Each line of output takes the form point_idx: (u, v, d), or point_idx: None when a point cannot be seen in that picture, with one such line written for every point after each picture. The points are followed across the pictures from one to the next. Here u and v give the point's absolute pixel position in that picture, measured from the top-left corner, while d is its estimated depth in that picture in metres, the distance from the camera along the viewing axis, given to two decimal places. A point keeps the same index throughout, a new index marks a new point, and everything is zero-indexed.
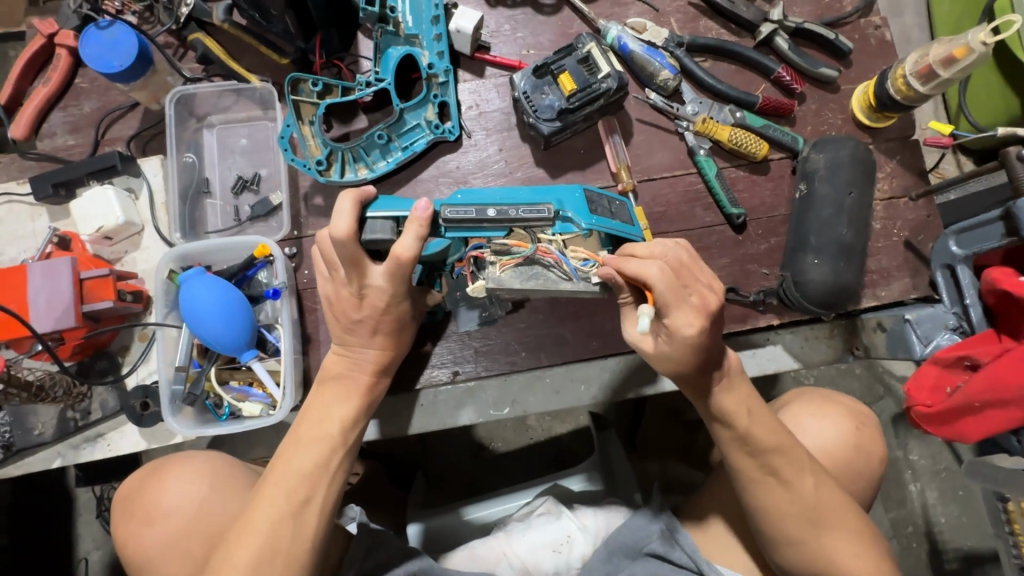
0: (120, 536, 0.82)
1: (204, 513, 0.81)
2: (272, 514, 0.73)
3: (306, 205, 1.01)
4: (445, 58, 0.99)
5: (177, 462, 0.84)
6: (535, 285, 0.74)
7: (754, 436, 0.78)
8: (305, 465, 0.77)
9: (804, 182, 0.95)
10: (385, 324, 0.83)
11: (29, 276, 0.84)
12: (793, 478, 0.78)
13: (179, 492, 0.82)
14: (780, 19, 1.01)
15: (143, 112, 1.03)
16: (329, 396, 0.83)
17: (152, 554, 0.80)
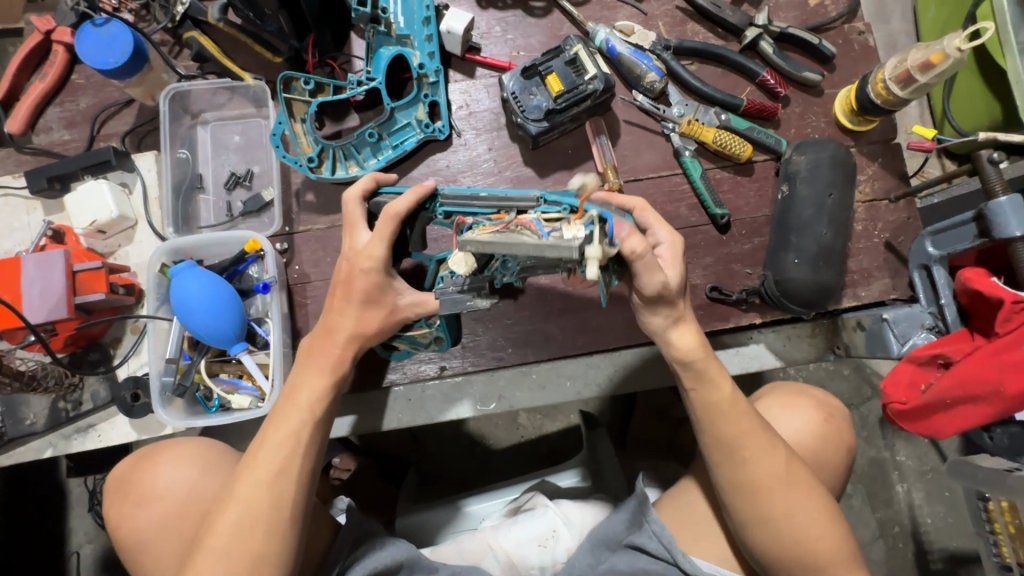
0: (110, 519, 0.84)
1: (196, 497, 0.82)
2: (252, 488, 0.74)
3: (298, 201, 1.02)
4: (436, 58, 1.01)
5: (175, 447, 0.86)
6: (501, 245, 0.64)
7: (725, 421, 0.84)
8: (282, 438, 0.77)
9: (785, 184, 0.97)
10: (356, 295, 0.81)
11: (23, 267, 0.85)
12: (765, 460, 0.82)
13: (172, 475, 0.84)
14: (765, 23, 1.04)
15: (138, 108, 1.05)
16: (300, 372, 0.82)
17: (143, 536, 0.82)
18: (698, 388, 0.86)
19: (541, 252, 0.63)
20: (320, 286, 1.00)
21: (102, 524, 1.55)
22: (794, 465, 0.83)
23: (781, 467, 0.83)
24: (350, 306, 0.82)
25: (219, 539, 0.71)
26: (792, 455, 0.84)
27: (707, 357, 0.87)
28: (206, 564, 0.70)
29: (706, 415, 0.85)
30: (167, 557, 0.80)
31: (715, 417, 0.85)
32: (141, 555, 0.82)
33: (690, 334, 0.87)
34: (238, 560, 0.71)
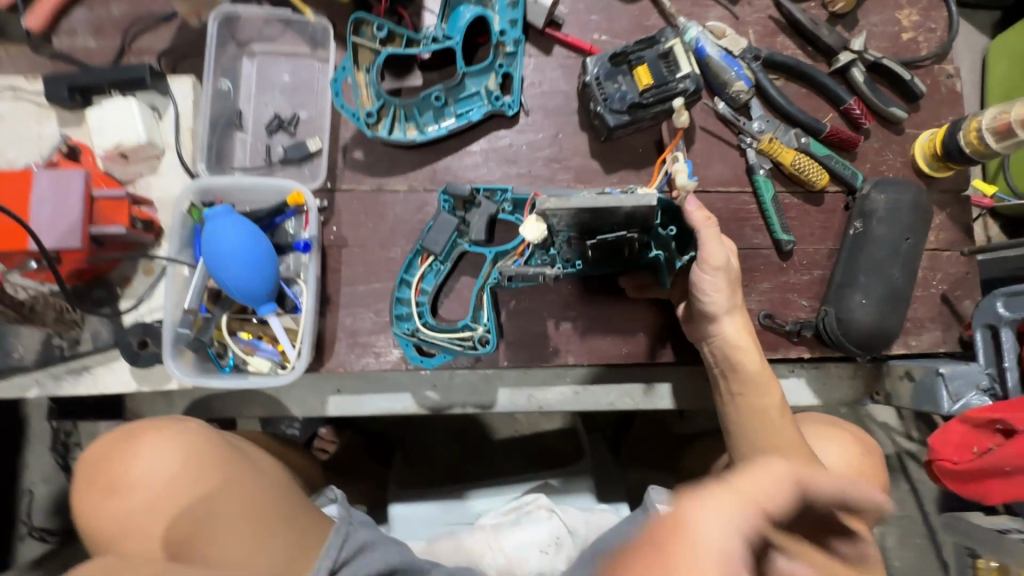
0: (83, 500, 0.78)
1: (165, 489, 0.76)
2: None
3: (344, 157, 0.94)
4: (518, 26, 0.93)
5: (150, 432, 0.80)
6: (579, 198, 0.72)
7: (768, 423, 0.81)
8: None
9: (860, 220, 0.94)
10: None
11: (35, 184, 0.75)
12: (798, 472, 0.77)
13: (150, 463, 0.77)
14: (861, 49, 0.99)
15: (179, 26, 0.94)
16: None
17: (109, 526, 0.76)
18: (744, 392, 0.84)
19: (622, 201, 0.72)
20: (357, 253, 0.92)
21: (61, 466, 1.46)
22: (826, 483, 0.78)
23: None
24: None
25: None
26: (825, 472, 0.78)
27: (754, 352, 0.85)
28: None
29: (751, 414, 0.83)
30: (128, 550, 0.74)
31: (756, 415, 0.82)
32: (101, 537, 0.76)
33: (749, 339, 0.84)
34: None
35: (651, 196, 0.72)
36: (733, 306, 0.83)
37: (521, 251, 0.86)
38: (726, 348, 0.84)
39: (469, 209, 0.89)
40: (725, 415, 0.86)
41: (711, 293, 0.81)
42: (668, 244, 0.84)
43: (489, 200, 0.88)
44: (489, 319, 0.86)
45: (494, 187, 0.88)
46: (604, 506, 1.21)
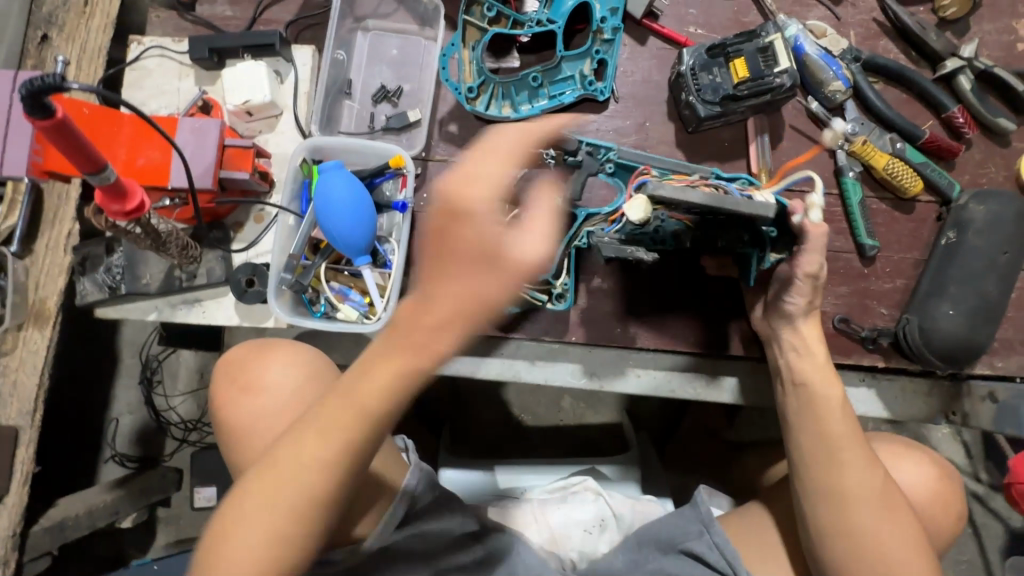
0: (217, 397, 0.84)
1: (293, 400, 0.81)
2: (298, 449, 0.64)
3: (440, 130, 1.00)
4: (618, 14, 0.96)
5: (279, 348, 0.86)
6: (700, 196, 0.67)
7: (826, 419, 0.79)
8: (337, 413, 0.64)
9: (954, 230, 0.91)
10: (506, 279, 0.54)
11: (178, 128, 0.85)
12: (858, 471, 0.76)
13: (278, 376, 0.83)
14: (970, 57, 0.96)
15: (304, 0, 1.03)
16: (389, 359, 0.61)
17: (235, 424, 0.82)
18: (807, 382, 0.81)
19: (741, 207, 0.68)
20: None
21: (144, 400, 1.59)
22: (888, 485, 0.76)
23: (875, 483, 0.76)
24: (450, 278, 0.54)
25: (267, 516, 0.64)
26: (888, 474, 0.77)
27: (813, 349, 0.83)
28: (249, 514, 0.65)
29: (804, 409, 0.80)
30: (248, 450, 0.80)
31: (818, 409, 0.80)
32: (233, 431, 0.82)
33: (820, 344, 0.83)
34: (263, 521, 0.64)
35: (769, 207, 0.69)
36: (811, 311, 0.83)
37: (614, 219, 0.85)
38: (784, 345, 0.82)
39: (569, 164, 0.87)
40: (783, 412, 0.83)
41: (794, 300, 0.82)
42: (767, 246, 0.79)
43: (591, 157, 0.87)
44: (570, 280, 0.94)
45: (599, 144, 0.86)
46: (650, 496, 1.20)
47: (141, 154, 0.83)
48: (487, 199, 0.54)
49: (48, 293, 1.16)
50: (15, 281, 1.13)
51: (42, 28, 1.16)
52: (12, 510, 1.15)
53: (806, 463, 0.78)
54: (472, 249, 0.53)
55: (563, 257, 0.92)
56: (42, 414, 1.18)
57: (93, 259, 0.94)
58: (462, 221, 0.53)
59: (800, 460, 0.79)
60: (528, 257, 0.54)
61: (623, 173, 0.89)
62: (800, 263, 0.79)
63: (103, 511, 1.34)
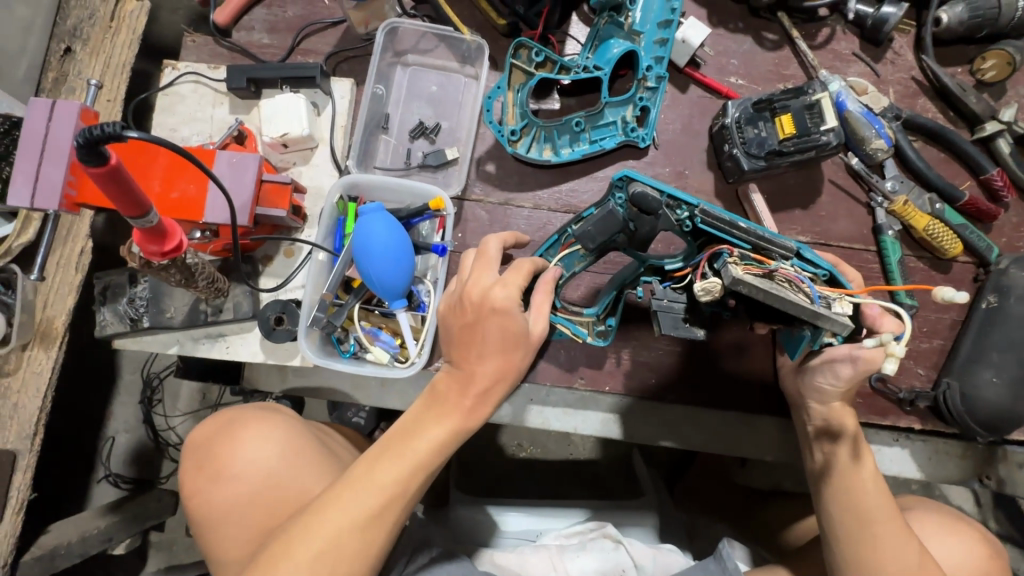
0: (187, 488, 0.82)
1: (272, 479, 0.79)
2: (342, 519, 0.65)
3: (477, 169, 0.99)
4: (664, 63, 0.95)
5: (257, 421, 0.85)
6: (774, 296, 0.65)
7: (862, 490, 0.77)
8: (383, 481, 0.66)
9: (994, 295, 0.90)
10: (494, 348, 0.70)
11: (216, 162, 0.82)
12: (895, 547, 0.73)
13: (254, 452, 0.82)
14: (1010, 120, 0.96)
15: (344, 31, 1.01)
16: (427, 409, 0.70)
17: (210, 513, 0.79)
18: (837, 451, 0.81)
19: (813, 319, 0.66)
20: None
21: (144, 420, 1.55)
22: (925, 561, 0.73)
23: (912, 560, 0.73)
24: (485, 356, 0.70)
25: (307, 563, 0.63)
26: (924, 548, 0.75)
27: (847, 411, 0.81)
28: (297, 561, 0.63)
29: (840, 478, 0.80)
30: (229, 542, 0.76)
31: (849, 478, 0.79)
32: (205, 525, 0.79)
33: (849, 416, 0.81)
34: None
35: (847, 326, 0.65)
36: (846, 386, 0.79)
37: (676, 276, 0.81)
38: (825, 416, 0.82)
39: (643, 217, 0.76)
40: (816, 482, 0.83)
41: (829, 382, 0.78)
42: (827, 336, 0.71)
43: (669, 212, 0.76)
44: (613, 320, 0.91)
45: (682, 201, 0.74)
46: (672, 546, 1.17)
47: (175, 187, 0.80)
48: (511, 303, 0.70)
49: (56, 313, 1.12)
50: (24, 300, 1.09)
51: (66, 41, 1.13)
52: (4, 538, 1.10)
53: (839, 537, 0.77)
54: (503, 335, 0.70)
55: (611, 295, 0.90)
56: (42, 437, 1.13)
57: (115, 288, 0.90)
58: (491, 316, 0.70)
59: (833, 534, 0.78)
60: (538, 330, 0.73)
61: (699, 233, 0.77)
62: (860, 354, 0.70)
63: (96, 537, 1.27)
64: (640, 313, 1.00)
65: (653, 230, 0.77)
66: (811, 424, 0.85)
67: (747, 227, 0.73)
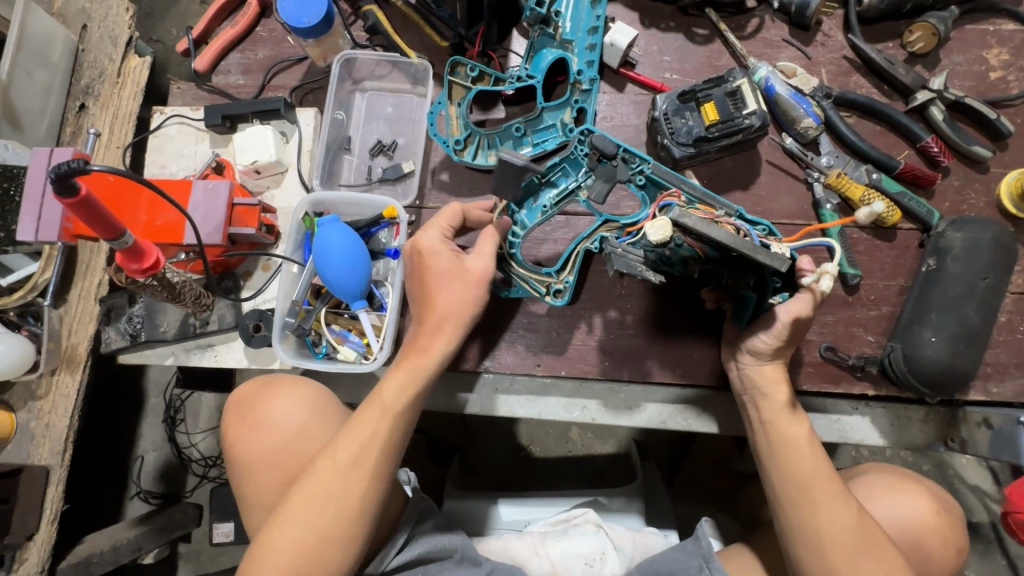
0: (227, 435, 0.90)
1: (301, 437, 0.87)
2: (330, 465, 0.77)
3: (432, 178, 1.07)
4: (594, 67, 1.01)
5: (288, 384, 0.92)
6: (720, 234, 0.67)
7: (801, 459, 0.79)
8: (360, 432, 0.78)
9: (933, 258, 0.92)
10: (447, 279, 0.82)
11: (192, 191, 0.93)
12: (833, 508, 0.76)
13: (289, 409, 0.89)
14: (940, 89, 0.99)
15: (308, 66, 1.13)
16: (393, 367, 0.81)
17: (247, 458, 0.87)
18: (774, 421, 0.82)
19: (756, 255, 0.67)
20: None
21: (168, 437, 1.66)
22: (863, 520, 0.76)
23: (850, 520, 0.76)
24: (436, 294, 0.81)
25: (305, 502, 0.75)
26: (861, 508, 0.78)
27: (780, 383, 0.84)
28: (299, 500, 0.76)
29: (783, 449, 0.81)
30: (260, 486, 0.86)
31: (789, 450, 0.80)
32: (242, 470, 0.88)
33: (782, 385, 0.84)
34: (305, 538, 0.74)
35: (785, 262, 0.68)
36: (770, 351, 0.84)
37: (630, 230, 0.88)
38: (753, 380, 0.85)
39: (600, 166, 0.90)
40: (756, 449, 0.84)
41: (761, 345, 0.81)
42: (769, 294, 0.81)
43: (625, 165, 0.89)
44: (570, 278, 0.94)
45: (636, 154, 0.88)
46: (653, 529, 1.20)
47: (159, 216, 0.91)
48: (436, 245, 0.83)
49: (80, 340, 1.23)
50: (50, 329, 1.20)
51: (80, 98, 1.28)
52: (43, 546, 1.23)
53: (781, 504, 0.79)
54: (442, 272, 0.82)
55: (571, 253, 0.94)
56: (71, 453, 1.25)
57: (116, 309, 1.02)
58: (425, 260, 0.82)
59: (777, 503, 0.80)
60: (478, 267, 0.83)
61: (653, 188, 0.90)
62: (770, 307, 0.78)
63: (127, 547, 1.37)
64: (595, 300, 1.05)
65: (613, 180, 0.90)
66: (744, 390, 0.88)
67: (693, 185, 0.87)
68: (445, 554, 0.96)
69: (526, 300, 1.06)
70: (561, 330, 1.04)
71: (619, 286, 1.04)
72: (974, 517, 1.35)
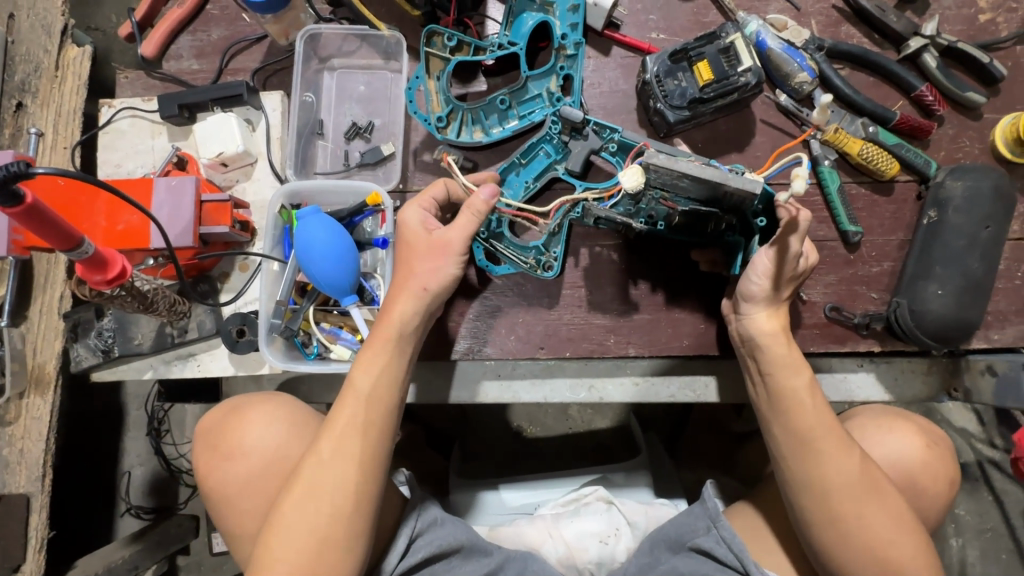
0: (198, 470, 0.85)
1: (279, 458, 0.82)
2: (320, 466, 0.73)
3: (415, 160, 1.00)
4: (578, 30, 0.94)
5: (254, 407, 0.86)
6: (689, 168, 0.69)
7: (801, 412, 0.77)
8: (343, 426, 0.74)
9: (934, 210, 0.91)
10: (418, 256, 0.81)
11: (155, 190, 0.86)
12: (836, 459, 0.75)
13: (262, 432, 0.84)
14: (932, 35, 0.97)
15: (269, 46, 1.04)
16: (360, 354, 0.78)
17: (225, 490, 0.82)
18: (774, 373, 0.80)
19: (729, 182, 0.70)
20: None
21: (155, 450, 1.58)
22: (863, 467, 0.75)
23: (852, 470, 0.74)
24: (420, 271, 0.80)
25: (303, 509, 0.71)
26: (863, 457, 0.76)
27: (782, 338, 0.81)
28: (294, 508, 0.71)
29: (774, 408, 0.79)
30: (246, 514, 0.81)
31: (794, 404, 0.78)
32: (222, 503, 0.83)
33: (781, 335, 0.81)
34: (306, 542, 0.70)
35: (758, 184, 0.70)
36: (775, 299, 0.82)
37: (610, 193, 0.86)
38: (759, 338, 0.82)
39: (573, 139, 0.89)
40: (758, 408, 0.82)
41: (754, 281, 0.80)
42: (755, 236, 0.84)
43: (596, 136, 0.89)
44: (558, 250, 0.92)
45: (607, 125, 0.87)
46: (662, 500, 1.19)
47: (120, 219, 0.84)
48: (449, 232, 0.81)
49: (47, 358, 1.12)
50: (13, 350, 1.10)
51: (18, 97, 1.15)
52: None
53: (784, 458, 0.77)
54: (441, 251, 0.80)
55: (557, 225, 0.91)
56: (52, 478, 1.15)
57: (83, 324, 0.94)
58: (428, 242, 0.81)
59: (779, 459, 0.78)
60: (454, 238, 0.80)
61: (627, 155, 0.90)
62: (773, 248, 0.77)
63: (122, 566, 1.27)
64: (596, 276, 1.00)
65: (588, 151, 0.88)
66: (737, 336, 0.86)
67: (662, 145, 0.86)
68: (452, 551, 0.91)
69: (522, 282, 1.01)
70: (561, 309, 1.00)
71: (618, 261, 1.00)
72: (963, 458, 1.38)
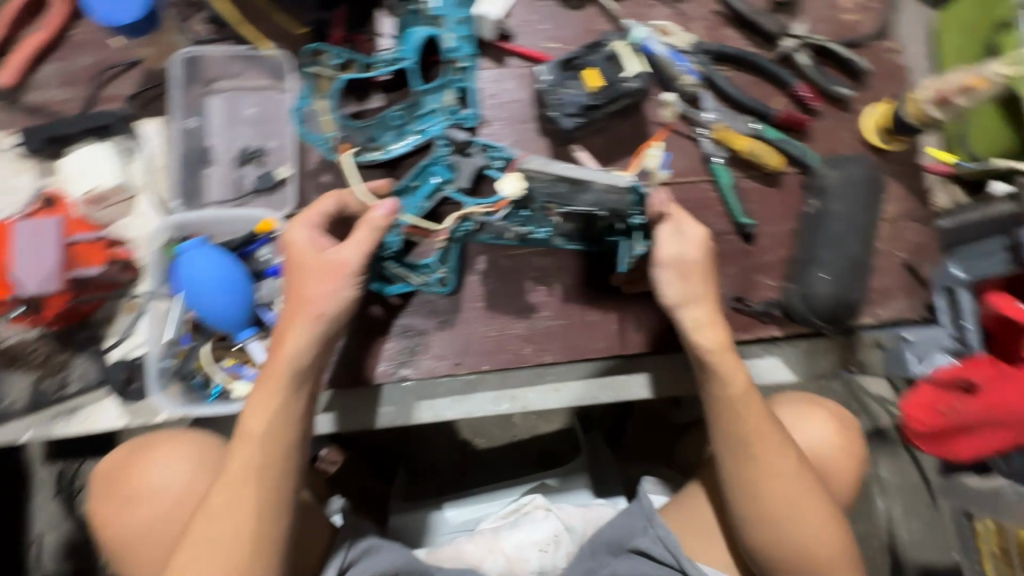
0: (97, 515, 0.81)
1: (181, 500, 0.79)
2: (219, 519, 0.71)
3: (313, 181, 0.95)
4: (470, 43, 0.95)
5: (156, 445, 0.82)
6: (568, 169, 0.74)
7: (740, 417, 0.80)
8: (243, 475, 0.72)
9: (816, 198, 0.97)
10: (309, 277, 0.76)
11: (15, 235, 0.80)
12: (777, 460, 0.80)
13: (162, 473, 0.80)
14: (801, 35, 1.04)
15: (144, 70, 0.97)
16: (252, 396, 0.75)
17: (126, 537, 0.79)
18: (713, 379, 0.81)
19: (607, 179, 0.75)
20: None
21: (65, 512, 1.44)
22: (801, 468, 0.80)
23: (789, 471, 0.80)
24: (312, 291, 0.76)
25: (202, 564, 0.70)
26: (801, 455, 0.81)
27: (727, 349, 0.81)
28: (192, 562, 0.70)
29: (718, 410, 0.81)
30: (149, 559, 0.79)
31: (734, 408, 0.80)
32: (123, 549, 0.79)
33: (710, 330, 0.81)
34: None
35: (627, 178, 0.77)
36: (692, 295, 0.81)
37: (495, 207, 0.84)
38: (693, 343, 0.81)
39: (461, 158, 0.92)
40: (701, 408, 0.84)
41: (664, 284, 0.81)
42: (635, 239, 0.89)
43: (482, 155, 0.92)
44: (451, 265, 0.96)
45: (494, 145, 0.92)
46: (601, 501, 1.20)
47: None
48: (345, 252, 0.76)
49: None
50: None
51: None
52: None
53: (725, 459, 0.81)
54: (333, 269, 0.76)
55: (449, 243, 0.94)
56: None
57: None
58: (314, 268, 0.76)
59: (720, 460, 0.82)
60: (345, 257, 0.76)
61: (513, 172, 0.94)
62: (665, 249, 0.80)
63: None
64: (510, 286, 1.00)
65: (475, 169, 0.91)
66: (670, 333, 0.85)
67: None
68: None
69: (435, 298, 0.99)
70: (477, 322, 0.99)
71: (530, 269, 1.00)
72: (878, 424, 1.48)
